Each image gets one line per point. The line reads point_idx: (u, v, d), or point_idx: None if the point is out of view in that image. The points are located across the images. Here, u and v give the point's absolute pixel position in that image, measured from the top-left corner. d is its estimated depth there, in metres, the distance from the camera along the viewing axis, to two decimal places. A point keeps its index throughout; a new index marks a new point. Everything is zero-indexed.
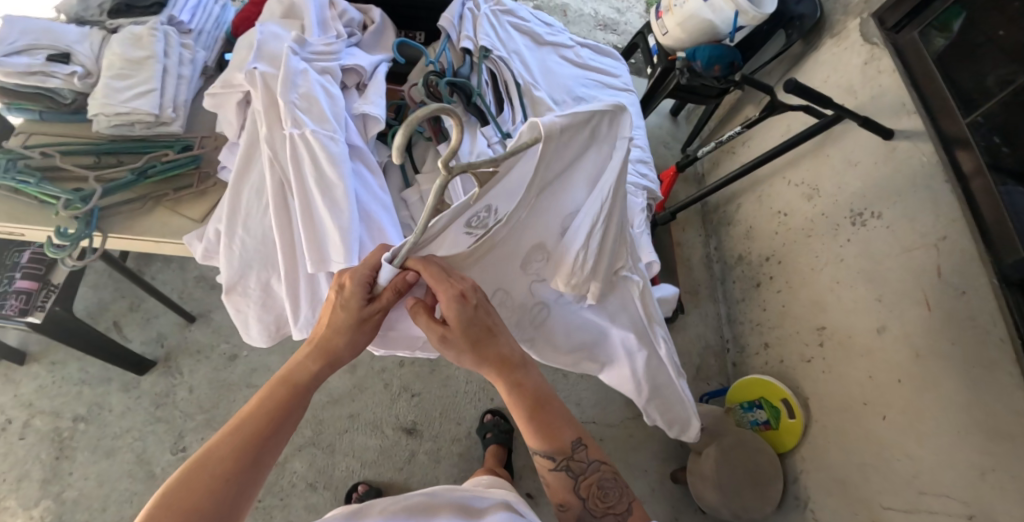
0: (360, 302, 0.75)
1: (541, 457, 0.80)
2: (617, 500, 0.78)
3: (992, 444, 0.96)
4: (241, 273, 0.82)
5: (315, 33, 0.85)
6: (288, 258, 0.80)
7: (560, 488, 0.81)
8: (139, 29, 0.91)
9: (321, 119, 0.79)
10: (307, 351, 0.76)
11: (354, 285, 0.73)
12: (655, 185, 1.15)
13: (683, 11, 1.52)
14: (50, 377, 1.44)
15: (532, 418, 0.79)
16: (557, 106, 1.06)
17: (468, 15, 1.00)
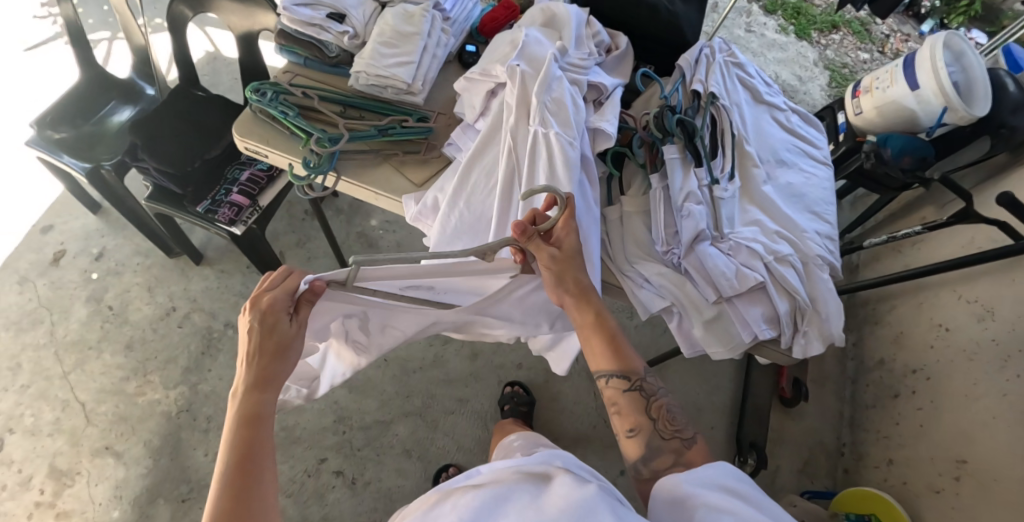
0: (283, 317, 0.72)
1: (611, 379, 0.77)
2: (686, 426, 0.74)
3: None
4: (449, 243, 0.86)
5: (573, 48, 0.93)
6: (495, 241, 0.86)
7: (630, 411, 0.76)
8: (413, 8, 1.04)
9: (564, 123, 0.84)
10: (246, 380, 0.70)
11: (269, 310, 0.71)
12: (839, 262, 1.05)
13: (886, 95, 1.42)
14: (216, 282, 1.60)
15: (601, 341, 0.78)
16: (762, 165, 1.06)
17: (704, 60, 1.03)
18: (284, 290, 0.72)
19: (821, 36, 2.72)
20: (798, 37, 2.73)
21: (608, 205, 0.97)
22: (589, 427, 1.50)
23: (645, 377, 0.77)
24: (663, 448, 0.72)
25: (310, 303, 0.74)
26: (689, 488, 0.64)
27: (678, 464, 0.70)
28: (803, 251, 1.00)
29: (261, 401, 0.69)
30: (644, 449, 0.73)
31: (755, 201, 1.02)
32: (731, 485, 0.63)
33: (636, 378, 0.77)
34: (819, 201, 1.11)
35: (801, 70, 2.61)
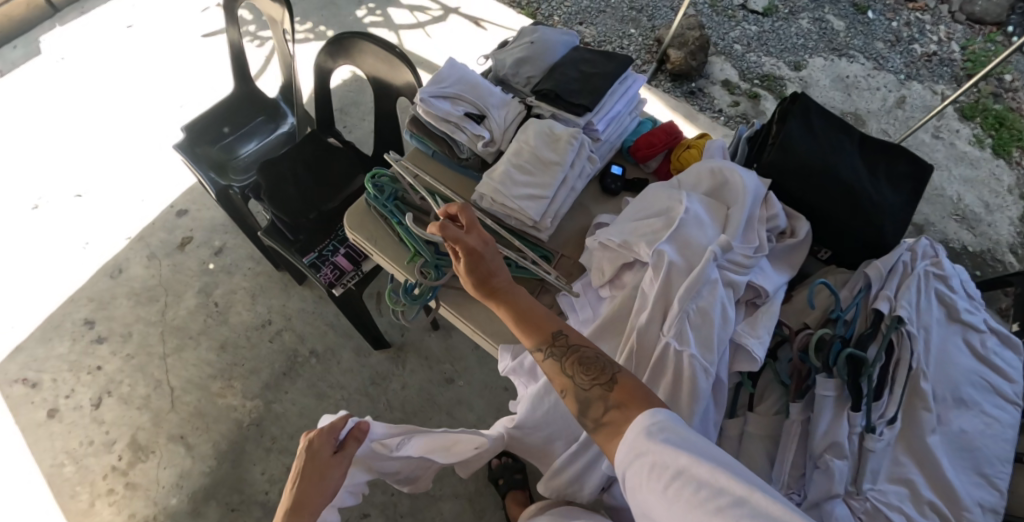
0: (326, 450, 0.85)
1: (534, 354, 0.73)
2: (604, 368, 0.69)
3: None
4: (535, 426, 0.82)
5: (739, 238, 0.78)
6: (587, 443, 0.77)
7: (556, 376, 0.71)
8: (560, 131, 0.95)
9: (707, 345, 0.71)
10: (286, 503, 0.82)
11: (321, 440, 0.85)
12: None
13: None
14: (312, 306, 1.64)
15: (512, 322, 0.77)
16: (935, 404, 0.87)
17: (900, 270, 0.84)
18: (336, 427, 0.87)
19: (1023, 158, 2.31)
20: (995, 152, 2.31)
21: (729, 417, 0.83)
22: None
23: (557, 341, 0.73)
24: (589, 398, 0.68)
25: (357, 440, 0.87)
26: (645, 439, 0.61)
27: (607, 409, 0.66)
28: None
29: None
30: (576, 405, 0.68)
31: (912, 452, 0.84)
32: (673, 428, 0.61)
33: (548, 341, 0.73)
34: (994, 458, 0.89)
35: (990, 195, 2.21)
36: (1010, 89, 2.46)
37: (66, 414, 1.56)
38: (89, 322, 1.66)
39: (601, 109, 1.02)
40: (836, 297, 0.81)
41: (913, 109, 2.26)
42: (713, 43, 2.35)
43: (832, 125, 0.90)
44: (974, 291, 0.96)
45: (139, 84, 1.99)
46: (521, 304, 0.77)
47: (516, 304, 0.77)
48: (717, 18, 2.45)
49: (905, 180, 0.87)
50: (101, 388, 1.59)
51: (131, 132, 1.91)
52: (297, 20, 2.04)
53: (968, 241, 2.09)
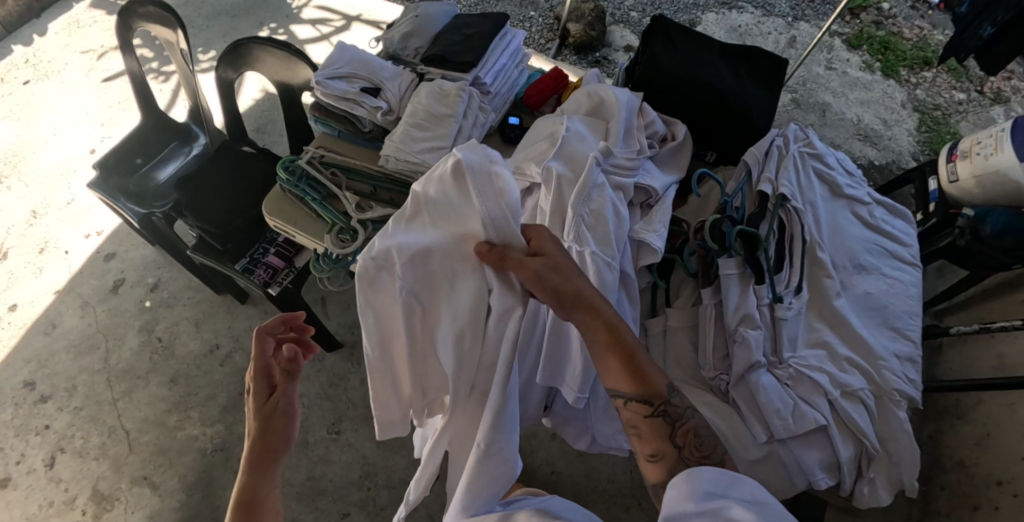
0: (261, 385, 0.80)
1: (630, 403, 0.70)
2: (714, 451, 0.69)
3: None
4: None
5: (620, 144, 0.84)
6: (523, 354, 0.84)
7: (653, 437, 0.70)
8: (448, 86, 1.00)
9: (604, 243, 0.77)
10: (245, 469, 0.77)
11: (254, 384, 0.81)
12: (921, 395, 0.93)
13: (988, 163, 1.45)
14: (259, 322, 1.63)
15: (620, 361, 0.70)
16: (836, 273, 0.94)
17: (775, 153, 0.92)
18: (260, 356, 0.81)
19: (911, 75, 2.35)
20: (884, 75, 2.36)
21: (652, 316, 0.89)
22: (623, 511, 1.43)
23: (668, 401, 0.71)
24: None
25: (287, 374, 0.81)
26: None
27: None
28: (877, 382, 0.89)
29: (258, 486, 0.76)
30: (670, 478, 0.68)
31: (824, 318, 0.91)
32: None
33: (660, 400, 0.70)
34: (898, 311, 0.98)
35: (886, 113, 2.26)
36: (888, 16, 2.54)
37: (20, 479, 1.50)
38: (30, 384, 1.60)
39: (486, 64, 1.07)
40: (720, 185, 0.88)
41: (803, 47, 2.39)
42: (611, 13, 2.44)
43: (694, 37, 0.97)
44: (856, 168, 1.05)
45: (45, 139, 1.94)
46: (638, 347, 0.70)
47: (632, 354, 0.70)
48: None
49: (767, 75, 0.94)
50: (54, 446, 1.53)
51: (44, 187, 1.86)
52: (200, 50, 2.02)
53: (872, 155, 2.14)
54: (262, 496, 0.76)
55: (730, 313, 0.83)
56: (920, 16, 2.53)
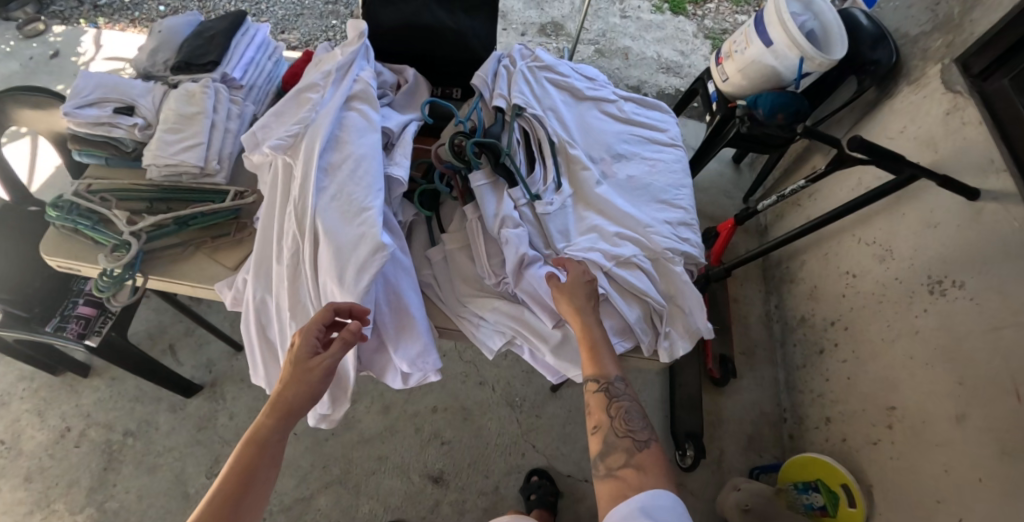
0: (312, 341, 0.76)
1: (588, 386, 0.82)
2: (642, 429, 0.79)
3: (1007, 459, 1.14)
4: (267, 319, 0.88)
5: (332, 90, 0.87)
6: (304, 325, 0.86)
7: (595, 412, 0.80)
8: (193, 86, 0.99)
9: (346, 194, 0.81)
10: (268, 412, 0.74)
11: (303, 338, 0.76)
12: (698, 250, 1.03)
13: (744, 57, 1.62)
14: (108, 391, 1.51)
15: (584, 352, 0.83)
16: (594, 165, 1.04)
17: (503, 72, 0.99)
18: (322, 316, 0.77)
19: (697, 9, 2.42)
20: (674, 12, 2.40)
21: (431, 246, 0.94)
22: (519, 457, 1.50)
23: (613, 381, 0.82)
24: (617, 445, 0.78)
25: (343, 342, 0.76)
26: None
27: (629, 461, 0.76)
28: (650, 248, 0.98)
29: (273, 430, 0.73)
30: (601, 446, 0.78)
31: (591, 206, 1.00)
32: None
33: (606, 381, 0.81)
34: (663, 186, 1.09)
35: (682, 45, 2.33)
36: None
37: None
38: None
39: (231, 59, 1.05)
40: (452, 110, 0.94)
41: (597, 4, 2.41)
42: None
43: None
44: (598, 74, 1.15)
45: None
46: (597, 340, 0.83)
47: (593, 343, 0.83)
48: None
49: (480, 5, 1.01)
50: None
51: None
52: None
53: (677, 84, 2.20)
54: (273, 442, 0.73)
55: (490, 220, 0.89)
56: None
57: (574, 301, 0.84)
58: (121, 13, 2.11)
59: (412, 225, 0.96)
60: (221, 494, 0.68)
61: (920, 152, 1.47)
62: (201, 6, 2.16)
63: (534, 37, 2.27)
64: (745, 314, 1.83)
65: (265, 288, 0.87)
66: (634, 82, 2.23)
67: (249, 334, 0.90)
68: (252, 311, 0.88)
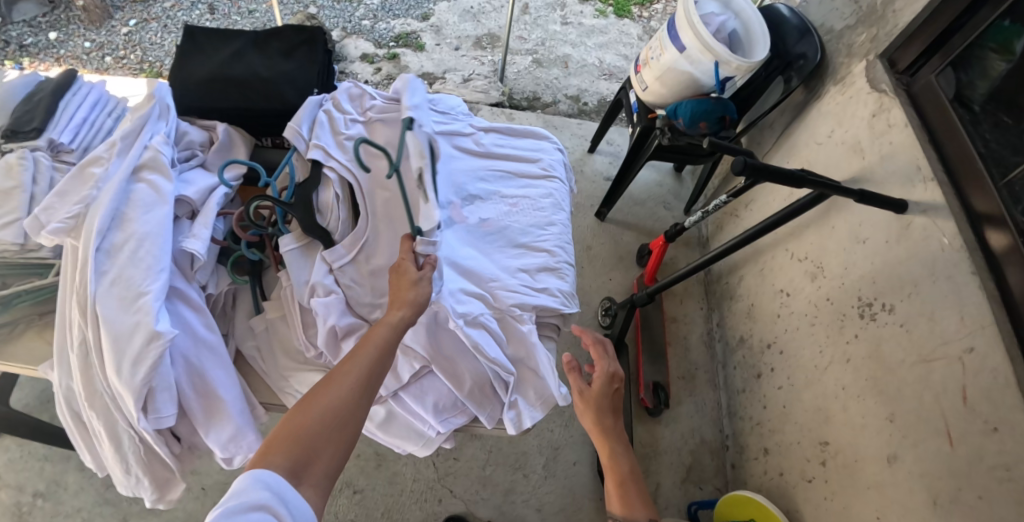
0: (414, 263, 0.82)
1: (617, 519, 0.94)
2: None
3: (937, 512, 1.02)
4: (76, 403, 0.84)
5: (118, 162, 0.82)
6: (106, 414, 0.81)
7: None
8: (10, 158, 0.95)
9: (128, 276, 0.75)
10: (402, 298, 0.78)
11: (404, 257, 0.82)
12: (558, 301, 0.93)
13: (660, 64, 1.51)
14: (18, 451, 1.48)
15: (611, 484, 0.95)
16: (437, 211, 0.96)
17: (321, 120, 0.92)
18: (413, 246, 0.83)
19: (642, 10, 2.29)
20: (618, 15, 2.27)
21: (254, 316, 0.88)
22: (435, 503, 1.43)
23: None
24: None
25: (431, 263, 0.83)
26: None
27: None
28: (495, 305, 0.89)
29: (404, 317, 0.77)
30: None
31: None
32: None
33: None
34: (524, 226, 0.99)
35: (625, 49, 2.21)
36: None
37: None
38: None
39: (59, 122, 1.01)
40: (256, 171, 0.86)
41: (537, 11, 2.29)
42: None
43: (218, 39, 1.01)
44: (454, 105, 1.07)
45: None
46: (625, 476, 0.95)
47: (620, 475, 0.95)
48: (338, 4, 2.25)
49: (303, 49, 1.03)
50: None
51: None
52: None
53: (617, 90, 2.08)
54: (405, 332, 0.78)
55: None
56: None
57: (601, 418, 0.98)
58: (47, 52, 2.02)
59: (235, 292, 0.90)
60: (366, 368, 0.73)
61: (848, 158, 1.33)
62: (126, 39, 2.06)
63: (469, 51, 2.18)
64: (685, 334, 1.72)
65: (68, 375, 0.82)
66: (573, 91, 2.11)
67: (66, 422, 0.86)
68: (60, 395, 0.84)
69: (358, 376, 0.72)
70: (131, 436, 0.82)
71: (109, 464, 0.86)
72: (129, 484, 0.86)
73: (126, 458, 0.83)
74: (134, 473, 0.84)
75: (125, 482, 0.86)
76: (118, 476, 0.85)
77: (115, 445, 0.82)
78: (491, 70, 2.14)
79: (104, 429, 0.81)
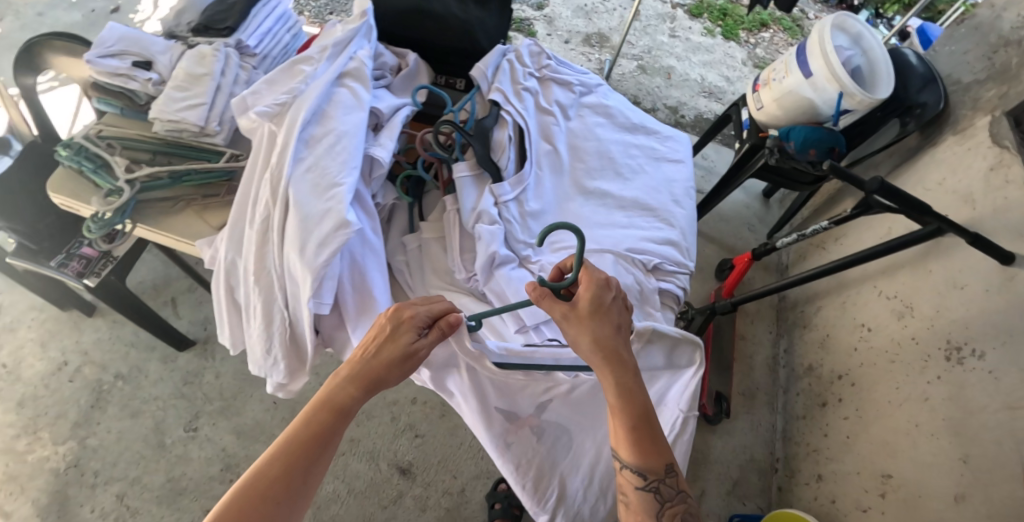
0: (414, 334, 0.80)
1: (627, 469, 0.76)
2: None
3: None
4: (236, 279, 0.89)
5: (326, 65, 0.87)
6: (266, 292, 0.85)
7: (639, 509, 0.76)
8: (205, 48, 1.02)
9: (324, 168, 0.80)
10: (362, 375, 0.78)
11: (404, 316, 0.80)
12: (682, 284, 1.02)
13: (781, 86, 1.56)
14: (108, 333, 1.58)
15: (623, 426, 0.76)
16: (588, 176, 1.04)
17: (504, 67, 0.98)
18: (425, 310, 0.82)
19: (751, 36, 2.33)
20: (725, 37, 2.32)
21: (409, 233, 0.94)
22: (490, 462, 1.47)
23: (664, 478, 0.76)
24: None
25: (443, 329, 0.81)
26: None
27: None
28: (633, 268, 0.98)
29: (357, 400, 0.77)
30: None
31: (579, 218, 1.00)
32: None
33: (655, 477, 0.76)
34: (660, 204, 1.07)
35: (728, 71, 2.23)
36: None
37: None
38: None
39: (248, 27, 1.08)
40: (444, 97, 0.92)
41: (647, 20, 2.35)
42: None
43: None
44: (600, 81, 1.13)
45: None
46: (645, 412, 0.77)
47: (646, 422, 0.76)
48: None
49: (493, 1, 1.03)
50: None
51: None
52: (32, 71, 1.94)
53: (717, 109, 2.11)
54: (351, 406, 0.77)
55: (650, 360, 0.96)
56: None
57: (595, 337, 0.78)
58: None
59: (393, 208, 0.96)
60: (299, 448, 0.73)
61: (957, 208, 1.36)
62: None
63: (578, 46, 2.25)
64: (750, 353, 1.76)
65: (236, 250, 0.87)
66: (673, 102, 2.16)
67: (217, 295, 0.91)
68: (221, 268, 0.88)
69: (287, 460, 0.72)
70: (283, 318, 0.86)
71: (251, 342, 0.90)
72: (266, 364, 0.91)
73: (272, 337, 0.87)
74: (275, 354, 0.89)
75: (262, 361, 0.90)
76: (257, 353, 0.90)
77: (264, 323, 0.86)
78: (596, 68, 2.21)
79: (260, 308, 0.86)
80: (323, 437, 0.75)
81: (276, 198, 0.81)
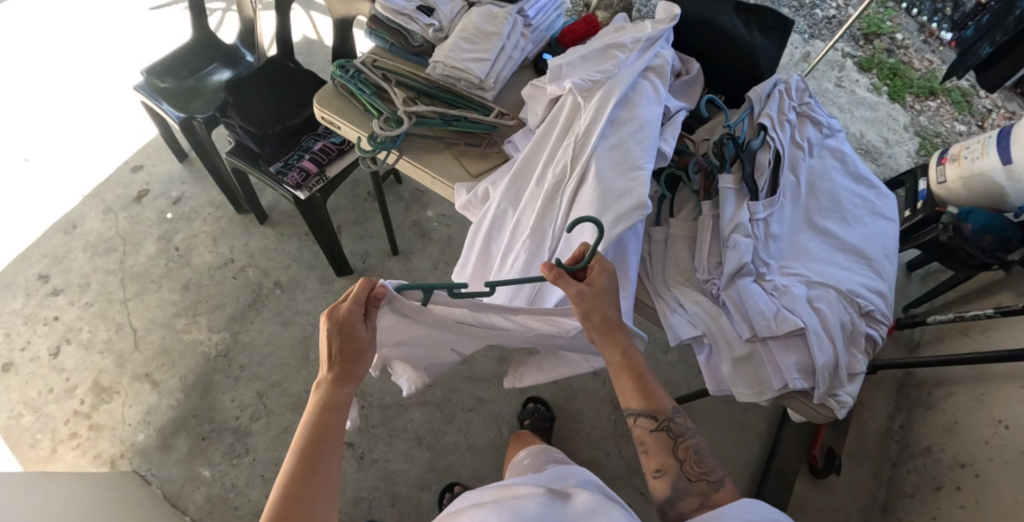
0: (359, 324, 0.77)
1: (640, 418, 0.81)
2: (712, 468, 0.78)
3: None
4: (500, 227, 0.93)
5: (636, 56, 0.94)
6: (536, 247, 0.88)
7: (658, 452, 0.80)
8: (497, 10, 1.09)
9: (626, 149, 0.86)
10: (330, 374, 0.76)
11: (347, 304, 0.76)
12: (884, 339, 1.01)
13: (972, 166, 1.57)
14: (275, 243, 1.70)
15: (630, 380, 0.81)
16: (819, 212, 1.06)
17: (776, 96, 1.05)
18: (357, 294, 0.77)
19: (917, 102, 2.30)
20: (891, 98, 2.30)
21: (655, 225, 1.01)
22: (604, 455, 1.51)
23: (672, 417, 0.81)
24: (689, 490, 0.76)
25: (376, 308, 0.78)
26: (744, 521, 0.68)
27: (705, 505, 0.75)
28: (853, 312, 0.98)
29: (339, 394, 0.75)
30: (672, 491, 0.77)
31: (807, 250, 1.02)
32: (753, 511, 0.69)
33: (665, 418, 0.80)
34: (875, 255, 1.05)
35: (888, 133, 2.21)
36: (901, 47, 2.45)
37: (23, 365, 1.53)
38: (44, 276, 1.63)
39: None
40: (726, 111, 1.01)
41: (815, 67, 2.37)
42: None
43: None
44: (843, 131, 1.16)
45: (109, 51, 2.05)
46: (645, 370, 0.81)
47: (642, 378, 0.81)
48: None
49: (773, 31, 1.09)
50: (60, 337, 1.56)
51: (81, 95, 1.94)
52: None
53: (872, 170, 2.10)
54: (339, 403, 0.75)
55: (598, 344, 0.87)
56: (931, 50, 2.44)
57: (599, 310, 0.79)
58: None
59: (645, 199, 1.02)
60: (304, 464, 0.70)
61: None
62: None
63: None
64: (864, 422, 1.82)
65: (511, 202, 0.93)
66: None
67: (474, 238, 0.95)
68: (488, 213, 0.93)
69: (296, 478, 0.69)
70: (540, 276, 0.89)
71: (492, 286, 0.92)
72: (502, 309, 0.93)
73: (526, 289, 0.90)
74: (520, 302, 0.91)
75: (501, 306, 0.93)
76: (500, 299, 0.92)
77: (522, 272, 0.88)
78: None
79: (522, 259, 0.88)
80: (320, 444, 0.72)
81: (576, 165, 0.86)
